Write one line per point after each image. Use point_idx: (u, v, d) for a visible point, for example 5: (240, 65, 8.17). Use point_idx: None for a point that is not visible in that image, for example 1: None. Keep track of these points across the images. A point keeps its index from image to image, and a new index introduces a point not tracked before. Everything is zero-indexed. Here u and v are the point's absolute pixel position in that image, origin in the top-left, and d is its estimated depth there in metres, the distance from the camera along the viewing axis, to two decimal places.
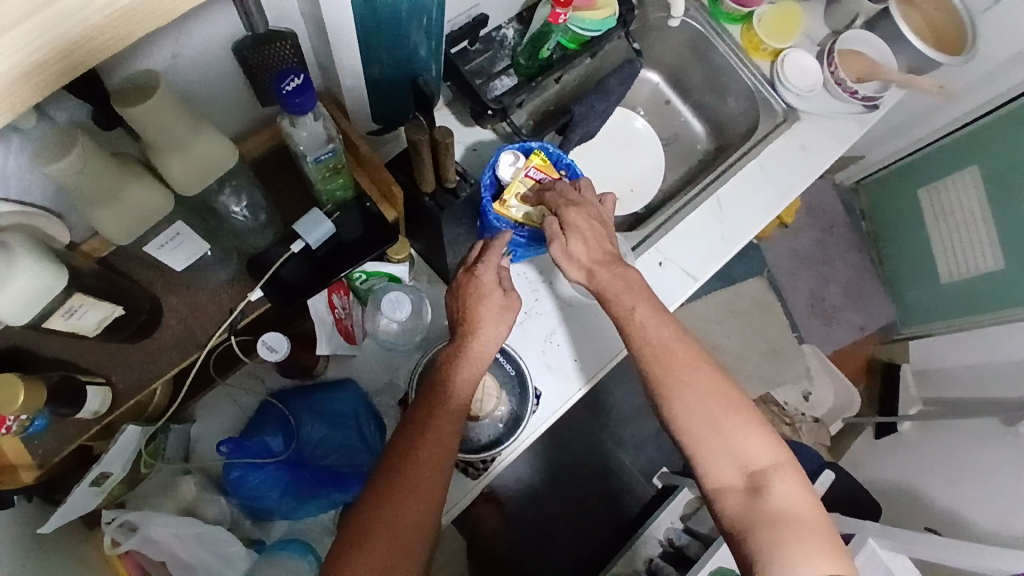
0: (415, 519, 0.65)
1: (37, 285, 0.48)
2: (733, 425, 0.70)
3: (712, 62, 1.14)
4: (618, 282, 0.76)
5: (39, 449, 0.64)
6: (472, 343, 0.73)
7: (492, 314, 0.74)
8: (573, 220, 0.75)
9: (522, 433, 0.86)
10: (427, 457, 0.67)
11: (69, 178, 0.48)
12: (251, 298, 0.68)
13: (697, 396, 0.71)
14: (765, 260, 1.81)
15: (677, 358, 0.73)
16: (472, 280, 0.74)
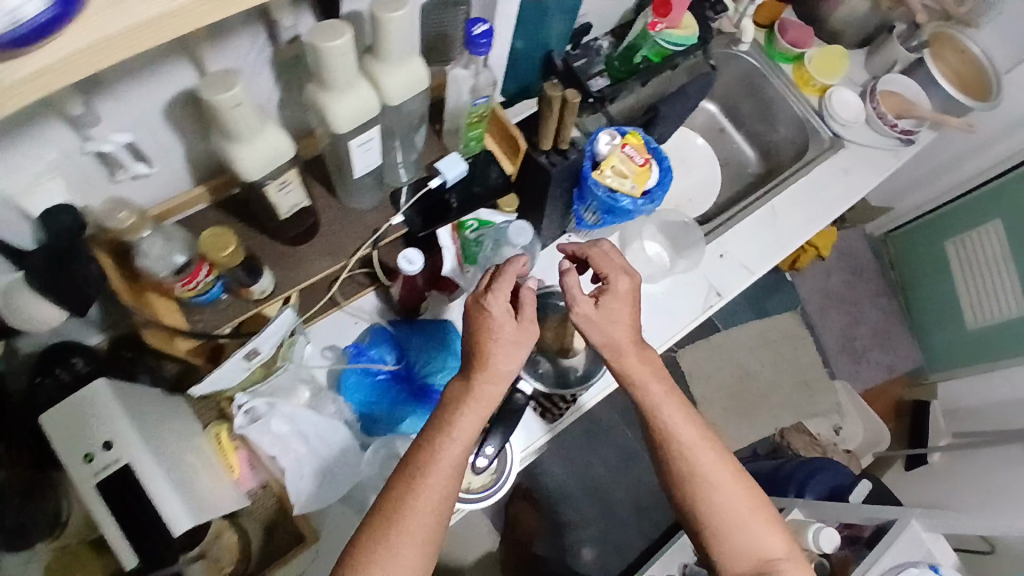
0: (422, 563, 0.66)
1: (275, 148, 0.58)
2: (750, 516, 0.75)
3: (766, 95, 1.29)
4: (645, 366, 0.79)
5: (202, 323, 0.73)
6: (486, 384, 0.72)
7: (506, 351, 0.73)
8: (607, 298, 0.79)
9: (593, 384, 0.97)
10: (427, 504, 0.68)
11: (338, 60, 0.56)
12: (392, 223, 0.80)
13: (721, 491, 0.75)
14: (798, 297, 1.91)
15: (700, 447, 0.76)
16: (488, 314, 0.73)
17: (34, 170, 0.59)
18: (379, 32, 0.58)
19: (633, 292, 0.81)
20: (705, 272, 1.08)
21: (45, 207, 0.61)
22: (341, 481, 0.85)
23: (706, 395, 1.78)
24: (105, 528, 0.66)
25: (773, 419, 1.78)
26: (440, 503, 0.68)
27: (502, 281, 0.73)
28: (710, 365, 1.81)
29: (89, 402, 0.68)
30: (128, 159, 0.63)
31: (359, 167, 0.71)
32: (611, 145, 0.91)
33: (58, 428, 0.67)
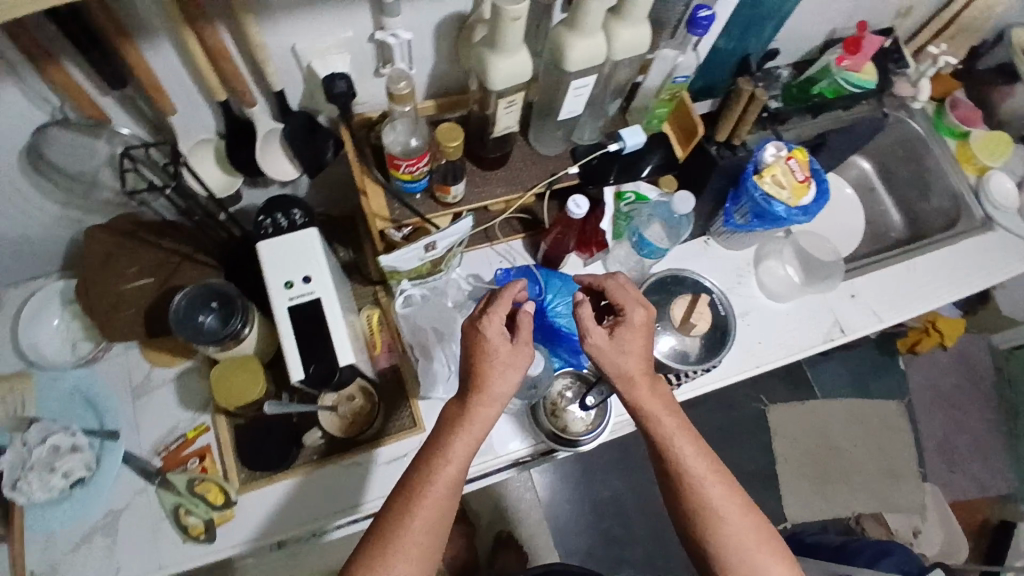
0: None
1: (520, 68, 0.72)
2: (761, 558, 0.70)
3: (924, 163, 1.31)
4: (656, 399, 0.75)
5: (398, 211, 0.85)
6: (478, 406, 0.71)
7: (499, 369, 0.72)
8: (622, 330, 0.76)
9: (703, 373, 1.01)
10: (418, 522, 0.68)
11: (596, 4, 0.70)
12: (568, 172, 0.91)
13: (727, 529, 0.70)
14: (906, 386, 1.82)
15: (712, 486, 0.71)
16: (481, 336, 0.72)
17: (333, 42, 0.74)
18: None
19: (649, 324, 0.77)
20: (832, 307, 1.11)
21: (330, 74, 0.75)
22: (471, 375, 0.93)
23: (785, 454, 1.73)
24: (285, 343, 0.76)
25: (849, 500, 1.71)
26: (434, 521, 0.68)
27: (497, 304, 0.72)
28: (797, 426, 1.75)
29: (301, 241, 0.81)
30: (398, 56, 0.76)
31: (568, 108, 0.84)
32: (777, 155, 0.99)
33: (270, 257, 0.80)
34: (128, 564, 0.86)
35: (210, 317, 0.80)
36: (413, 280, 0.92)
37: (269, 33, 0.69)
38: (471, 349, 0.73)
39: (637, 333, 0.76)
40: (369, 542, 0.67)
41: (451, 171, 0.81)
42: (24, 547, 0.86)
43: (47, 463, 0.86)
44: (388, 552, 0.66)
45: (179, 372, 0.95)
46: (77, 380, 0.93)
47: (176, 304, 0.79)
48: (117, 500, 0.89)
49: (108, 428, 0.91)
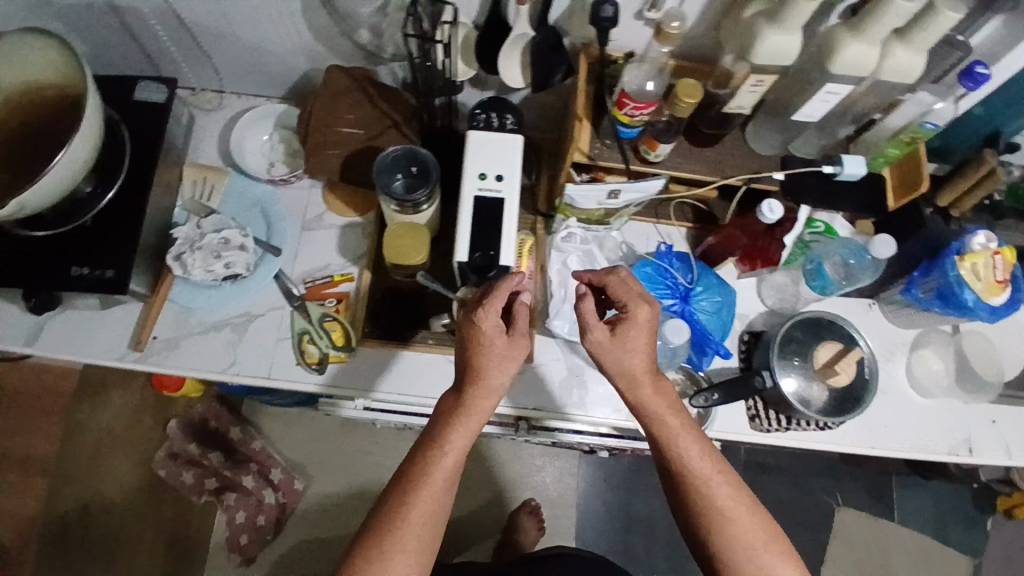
0: (420, 556, 0.75)
1: (786, 49, 0.72)
2: (771, 561, 0.74)
3: None
4: (660, 399, 0.76)
5: (600, 148, 0.87)
6: (474, 398, 0.76)
7: (495, 363, 0.76)
8: (628, 327, 0.75)
9: (814, 427, 0.98)
10: (423, 507, 0.75)
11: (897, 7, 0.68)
12: (773, 176, 0.90)
13: (736, 529, 0.74)
14: (991, 551, 1.64)
15: (720, 485, 0.75)
16: (474, 331, 0.75)
17: None
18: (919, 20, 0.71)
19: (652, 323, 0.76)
20: (963, 423, 1.02)
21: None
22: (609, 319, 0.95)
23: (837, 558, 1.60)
24: (460, 226, 0.81)
25: None
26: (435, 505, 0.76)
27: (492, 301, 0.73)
28: (860, 538, 1.62)
29: (507, 142, 0.84)
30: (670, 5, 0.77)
31: (805, 113, 0.84)
32: (984, 245, 0.93)
33: (476, 146, 0.84)
34: (243, 361, 0.95)
35: (406, 180, 0.86)
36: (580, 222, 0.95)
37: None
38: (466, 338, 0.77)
39: (644, 333, 0.75)
40: (381, 518, 0.76)
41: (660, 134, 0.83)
42: (159, 311, 0.95)
43: (215, 249, 0.93)
44: (398, 526, 0.74)
45: (346, 223, 1.03)
46: (261, 194, 1.02)
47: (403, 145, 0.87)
48: (257, 307, 0.97)
49: (272, 244, 0.99)
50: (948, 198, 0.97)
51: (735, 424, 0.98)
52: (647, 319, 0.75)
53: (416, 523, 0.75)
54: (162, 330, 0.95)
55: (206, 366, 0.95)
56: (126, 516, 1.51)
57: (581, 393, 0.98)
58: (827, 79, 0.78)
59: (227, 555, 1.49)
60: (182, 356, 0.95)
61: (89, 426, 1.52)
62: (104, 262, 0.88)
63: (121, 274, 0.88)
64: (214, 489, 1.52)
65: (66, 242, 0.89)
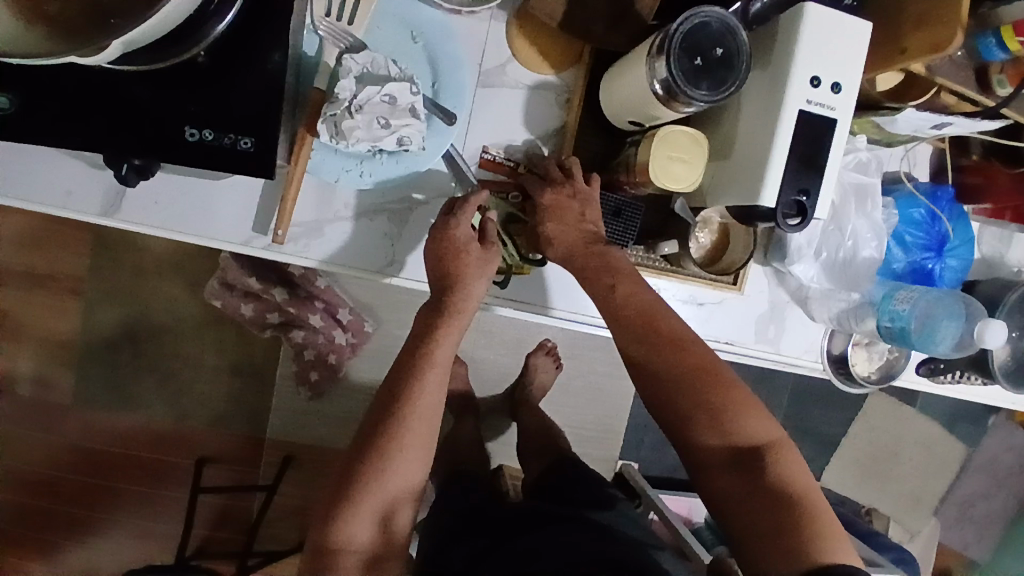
0: (407, 453, 0.69)
1: None
2: (722, 401, 0.70)
3: None
4: (599, 262, 0.71)
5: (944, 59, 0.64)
6: (454, 295, 0.71)
7: (472, 266, 0.71)
8: (550, 203, 0.71)
9: (977, 383, 0.91)
10: (411, 413, 0.69)
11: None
12: None
13: (680, 372, 0.71)
14: (982, 440, 1.84)
15: (665, 330, 0.71)
16: (451, 242, 0.70)
17: None
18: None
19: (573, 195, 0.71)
20: None
21: None
22: (852, 273, 0.79)
23: (856, 438, 1.77)
24: (773, 156, 0.59)
25: (875, 495, 1.80)
26: (427, 409, 0.70)
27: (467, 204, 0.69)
28: (883, 418, 1.78)
29: (851, 31, 0.59)
30: None
31: None
32: None
33: (811, 31, 0.58)
34: (407, 260, 0.76)
35: (695, 64, 0.58)
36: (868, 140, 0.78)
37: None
38: (441, 247, 0.71)
39: (588, 212, 0.71)
40: (375, 423, 0.70)
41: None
42: (298, 189, 0.70)
43: (383, 115, 0.67)
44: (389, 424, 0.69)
45: (537, 83, 0.76)
46: (428, 23, 0.72)
47: (739, 24, 0.59)
48: (422, 191, 0.75)
49: (442, 103, 0.73)
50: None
51: (910, 375, 0.91)
52: (589, 200, 0.71)
53: (413, 434, 0.70)
54: (301, 213, 0.73)
55: (354, 262, 0.75)
56: (179, 343, 1.38)
57: (777, 329, 0.84)
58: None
59: (294, 389, 1.43)
60: (332, 246, 0.74)
61: (128, 240, 1.33)
62: (239, 125, 0.61)
63: (265, 148, 0.61)
64: (278, 324, 1.37)
65: (180, 87, 0.60)
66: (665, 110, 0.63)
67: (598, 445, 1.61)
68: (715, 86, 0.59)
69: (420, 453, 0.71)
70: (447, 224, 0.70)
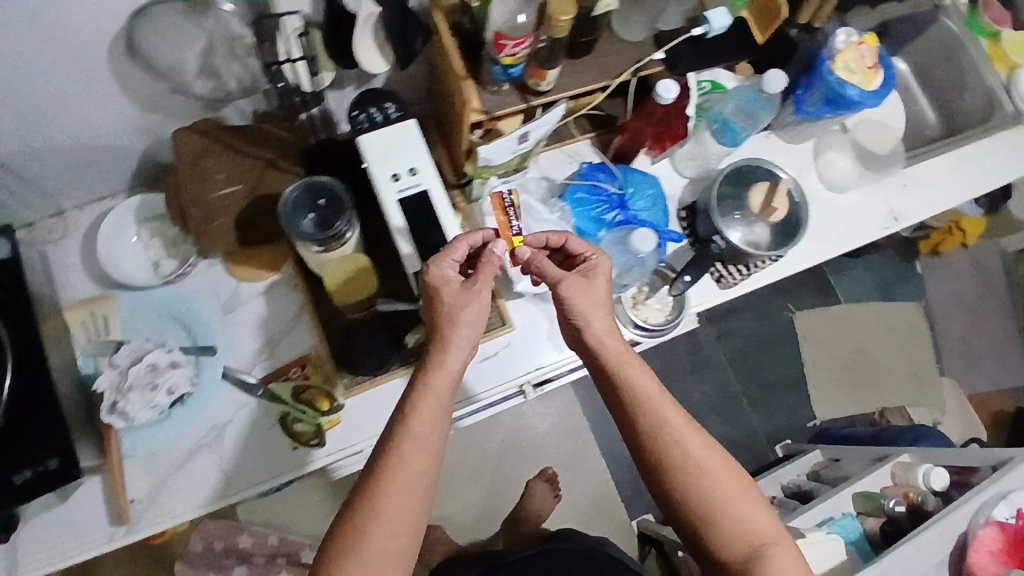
0: (392, 536, 0.64)
1: None
2: (743, 505, 0.75)
3: (961, 62, 1.38)
4: (636, 379, 0.78)
5: (489, 100, 0.82)
6: (440, 348, 0.71)
7: (465, 313, 0.72)
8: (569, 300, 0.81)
9: (770, 263, 1.04)
10: (404, 479, 0.65)
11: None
12: (654, 58, 0.88)
13: (710, 477, 0.74)
14: (924, 291, 1.92)
15: (691, 447, 0.75)
16: (428, 282, 0.74)
17: None
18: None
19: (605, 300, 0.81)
20: (885, 196, 1.13)
21: None
22: None
23: (819, 360, 1.80)
24: (397, 234, 0.76)
25: (876, 398, 1.80)
26: (416, 471, 0.66)
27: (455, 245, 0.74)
28: (831, 327, 1.83)
29: (399, 132, 0.78)
30: None
31: None
32: (848, 41, 0.99)
33: (372, 151, 0.77)
34: (237, 478, 0.87)
35: (314, 217, 0.79)
36: (501, 177, 0.93)
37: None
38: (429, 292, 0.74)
39: (603, 309, 0.81)
40: (353, 507, 0.66)
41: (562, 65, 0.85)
42: (122, 472, 0.85)
43: (148, 381, 0.84)
44: (372, 504, 0.64)
45: (267, 286, 0.93)
46: (165, 298, 0.92)
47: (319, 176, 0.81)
48: (222, 415, 0.88)
49: (201, 344, 0.90)
50: (763, 33, 0.94)
51: (708, 295, 1.03)
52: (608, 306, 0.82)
53: (389, 513, 0.64)
54: (136, 490, 0.85)
55: (197, 501, 0.86)
56: None
57: (565, 333, 0.98)
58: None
59: None
60: (172, 504, 0.85)
61: None
62: (42, 454, 0.77)
63: (67, 461, 0.78)
64: None
65: None
66: (333, 253, 0.81)
67: (604, 516, 1.64)
68: (339, 215, 0.80)
69: (401, 530, 0.65)
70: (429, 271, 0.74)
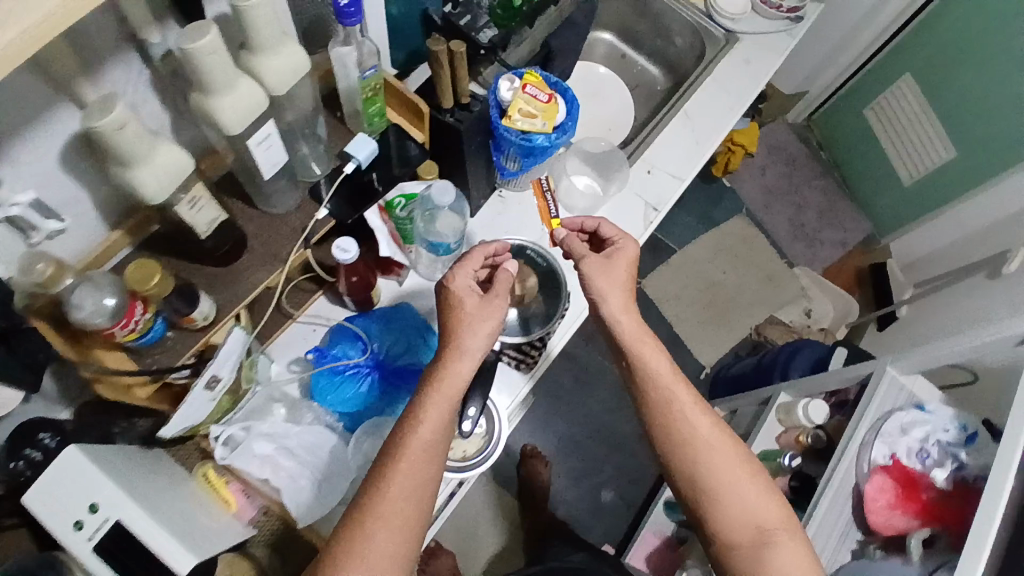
0: (389, 548, 0.65)
1: (171, 165, 0.57)
2: (750, 486, 0.73)
3: (655, 10, 1.33)
4: (657, 359, 0.78)
5: (152, 368, 0.72)
6: (449, 361, 0.72)
7: (473, 324, 0.74)
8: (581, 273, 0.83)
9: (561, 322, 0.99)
10: (407, 496, 0.67)
11: (203, 62, 0.54)
12: (318, 218, 0.80)
13: (714, 458, 0.73)
14: (741, 200, 1.97)
15: (699, 427, 0.74)
16: (449, 290, 0.77)
17: None
18: (241, 22, 0.56)
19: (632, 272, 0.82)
20: (635, 190, 1.12)
21: None
22: (335, 477, 0.82)
23: (682, 315, 1.82)
24: None
25: (748, 319, 1.83)
26: (417, 492, 0.67)
27: (467, 258, 0.78)
28: (679, 278, 1.86)
29: (61, 467, 0.65)
30: (37, 218, 0.63)
31: (268, 167, 0.69)
32: (512, 89, 0.92)
33: (42, 505, 0.64)
34: None
35: None
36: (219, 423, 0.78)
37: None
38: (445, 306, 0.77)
39: (620, 281, 0.82)
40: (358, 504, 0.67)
41: (208, 287, 0.74)
42: None
43: None
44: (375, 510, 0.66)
45: None
46: None
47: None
48: None
49: None
50: (420, 129, 0.86)
51: (513, 385, 0.97)
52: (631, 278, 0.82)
53: (385, 526, 0.65)
54: None
55: None
56: None
57: None
58: (286, 158, 0.70)
59: None
60: None
61: None
62: None
63: None
64: None
65: None
66: None
67: None
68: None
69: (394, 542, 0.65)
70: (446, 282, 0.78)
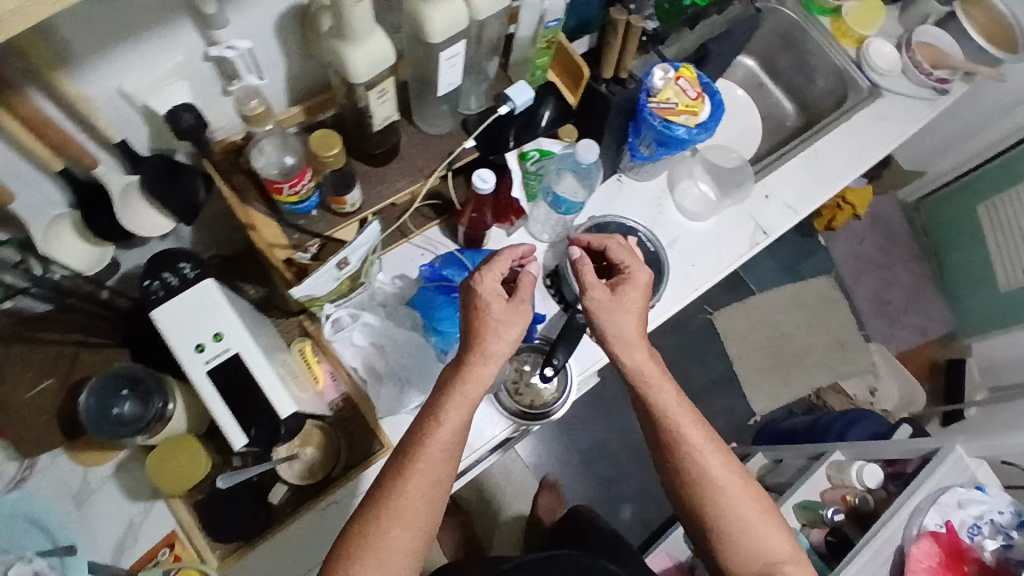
0: (413, 537, 0.67)
1: (381, 52, 0.65)
2: (761, 517, 0.74)
3: (804, 47, 1.34)
4: (668, 388, 0.77)
5: (294, 235, 0.78)
6: (473, 365, 0.72)
7: (497, 328, 0.73)
8: (593, 296, 0.79)
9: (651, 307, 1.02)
10: (423, 484, 0.68)
11: None
12: (465, 146, 0.85)
13: (723, 490, 0.74)
14: (831, 261, 1.95)
15: (710, 457, 0.75)
16: (475, 293, 0.74)
17: (165, 72, 0.66)
18: None
19: (644, 286, 0.81)
20: (751, 210, 1.13)
21: (172, 108, 0.68)
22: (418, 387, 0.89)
23: (744, 356, 1.82)
24: (215, 410, 0.71)
25: (809, 379, 1.81)
26: (434, 489, 0.69)
27: (498, 261, 0.75)
28: (749, 320, 1.85)
29: (194, 296, 0.72)
30: (243, 68, 0.69)
31: (445, 80, 0.76)
32: (666, 78, 0.96)
33: (168, 321, 0.71)
34: None
35: (122, 393, 0.77)
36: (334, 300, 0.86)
37: (87, 84, 0.63)
38: (467, 305, 0.75)
39: (631, 292, 0.80)
40: (373, 499, 0.68)
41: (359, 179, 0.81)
42: None
43: None
44: (392, 503, 0.67)
45: (117, 465, 0.86)
46: (12, 505, 0.80)
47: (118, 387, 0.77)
48: None
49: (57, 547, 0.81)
50: (574, 93, 0.94)
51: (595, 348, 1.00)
52: (642, 289, 0.81)
53: (401, 514, 0.67)
54: None
55: None
56: None
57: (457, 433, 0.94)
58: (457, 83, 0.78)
59: None
60: None
61: None
62: None
63: None
64: None
65: None
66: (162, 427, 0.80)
67: None
68: (140, 403, 0.77)
69: (416, 533, 0.67)
70: (472, 287, 0.74)
